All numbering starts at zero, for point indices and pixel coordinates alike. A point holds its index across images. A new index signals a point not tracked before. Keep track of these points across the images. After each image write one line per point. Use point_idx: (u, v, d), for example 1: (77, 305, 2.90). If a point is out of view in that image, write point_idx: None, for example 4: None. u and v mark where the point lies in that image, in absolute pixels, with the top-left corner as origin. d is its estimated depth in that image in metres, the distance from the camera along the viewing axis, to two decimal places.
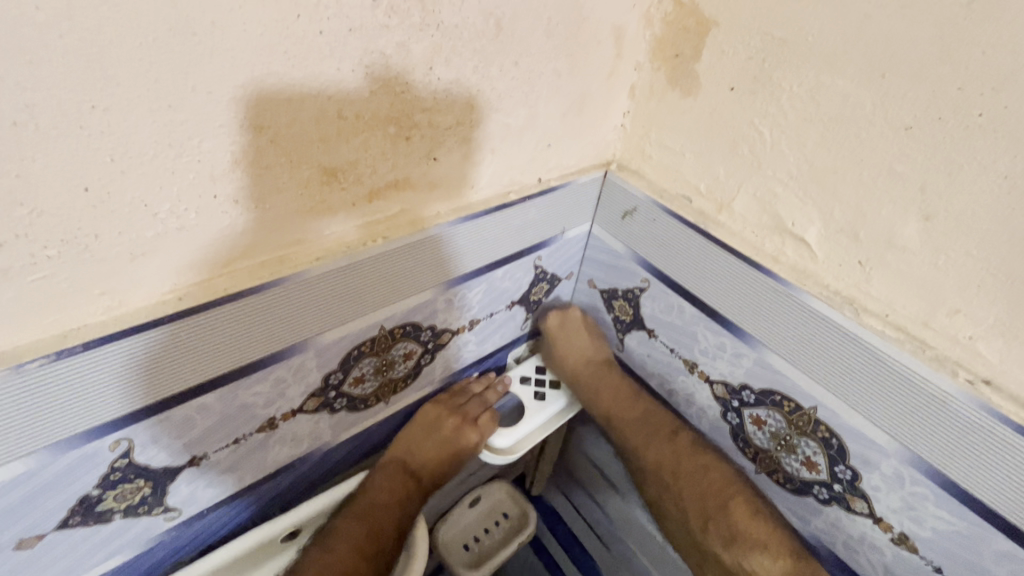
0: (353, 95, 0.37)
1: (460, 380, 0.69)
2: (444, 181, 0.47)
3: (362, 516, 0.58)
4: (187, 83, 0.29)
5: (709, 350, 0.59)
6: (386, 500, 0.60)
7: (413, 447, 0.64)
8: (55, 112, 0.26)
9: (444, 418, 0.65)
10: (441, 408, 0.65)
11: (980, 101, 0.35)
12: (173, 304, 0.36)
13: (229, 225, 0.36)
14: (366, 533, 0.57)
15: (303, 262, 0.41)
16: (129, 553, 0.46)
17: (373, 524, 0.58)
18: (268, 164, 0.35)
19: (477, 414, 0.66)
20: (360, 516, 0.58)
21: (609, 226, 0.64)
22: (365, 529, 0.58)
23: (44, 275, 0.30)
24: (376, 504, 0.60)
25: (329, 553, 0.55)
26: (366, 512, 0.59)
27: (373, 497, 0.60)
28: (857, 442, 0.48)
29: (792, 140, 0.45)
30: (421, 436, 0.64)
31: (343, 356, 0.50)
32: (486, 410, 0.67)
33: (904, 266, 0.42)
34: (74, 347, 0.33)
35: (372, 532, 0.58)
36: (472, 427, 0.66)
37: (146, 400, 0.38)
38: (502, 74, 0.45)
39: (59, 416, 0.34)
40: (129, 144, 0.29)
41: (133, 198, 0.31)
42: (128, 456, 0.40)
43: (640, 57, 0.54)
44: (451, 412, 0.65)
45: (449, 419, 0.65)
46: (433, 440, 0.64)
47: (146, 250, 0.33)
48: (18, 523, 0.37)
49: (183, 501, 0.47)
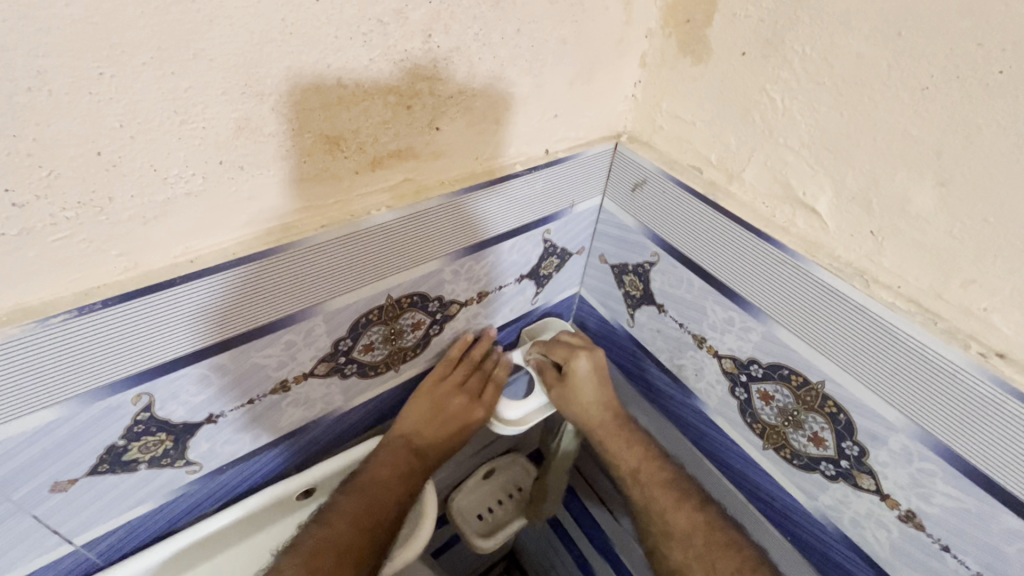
0: (352, 63, 0.37)
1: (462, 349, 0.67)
2: (448, 150, 0.48)
3: (361, 491, 0.57)
4: (189, 50, 0.31)
5: (718, 324, 0.58)
6: (387, 476, 0.59)
7: (420, 426, 0.64)
8: (67, 79, 0.28)
9: (449, 396, 0.65)
10: (448, 386, 0.65)
11: (1000, 58, 0.33)
12: (185, 267, 0.38)
13: (235, 192, 0.38)
14: (363, 508, 0.56)
15: (308, 230, 0.43)
16: (155, 502, 0.50)
17: (373, 500, 0.57)
18: (270, 131, 0.36)
19: (481, 389, 0.67)
20: (360, 491, 0.57)
21: (619, 200, 0.64)
22: (363, 504, 0.56)
23: (64, 235, 0.32)
24: (376, 480, 0.59)
25: (325, 527, 0.54)
26: (365, 488, 0.58)
27: (374, 472, 0.59)
28: (865, 417, 0.47)
29: (804, 105, 0.44)
30: (427, 416, 0.64)
31: (352, 323, 0.51)
32: (490, 385, 0.68)
33: (917, 234, 0.40)
34: (94, 305, 0.35)
35: (370, 507, 0.57)
36: (478, 402, 0.67)
37: (162, 358, 0.40)
38: (504, 42, 0.45)
39: (84, 370, 0.37)
40: (136, 111, 0.31)
41: (143, 163, 0.33)
42: (150, 410, 0.42)
43: (651, 24, 0.53)
44: (458, 392, 0.66)
45: (456, 398, 0.65)
46: (439, 419, 0.65)
47: (158, 214, 0.35)
48: (51, 468, 0.40)
49: (203, 455, 0.50)
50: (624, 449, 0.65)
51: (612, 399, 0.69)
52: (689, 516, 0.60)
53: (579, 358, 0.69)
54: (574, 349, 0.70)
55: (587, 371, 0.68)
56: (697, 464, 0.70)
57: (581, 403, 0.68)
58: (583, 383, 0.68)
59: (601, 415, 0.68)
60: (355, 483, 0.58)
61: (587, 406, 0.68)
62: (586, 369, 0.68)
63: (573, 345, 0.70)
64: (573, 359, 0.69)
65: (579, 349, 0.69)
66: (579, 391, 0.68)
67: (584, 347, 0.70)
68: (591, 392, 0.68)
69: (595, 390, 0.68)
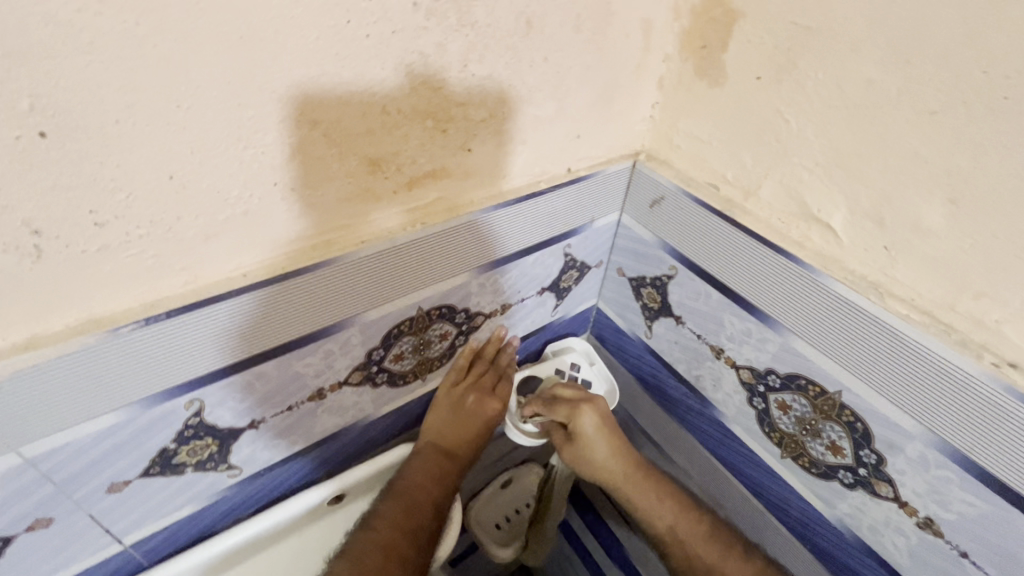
0: (394, 91, 0.40)
1: (476, 346, 0.67)
2: (478, 170, 0.51)
3: (398, 496, 0.60)
4: (254, 83, 0.34)
5: (735, 335, 0.60)
6: (421, 481, 0.62)
7: (443, 429, 0.65)
8: (148, 112, 0.31)
9: (462, 394, 0.66)
10: (460, 385, 0.66)
11: (1004, 84, 0.35)
12: (238, 280, 0.41)
13: (287, 211, 0.41)
14: (402, 510, 0.59)
15: (349, 246, 0.45)
16: (197, 504, 0.52)
17: (411, 502, 0.60)
18: (320, 154, 0.39)
19: (492, 384, 0.68)
20: (397, 497, 0.60)
21: (637, 215, 0.66)
22: (401, 507, 0.59)
23: (136, 251, 0.35)
24: (411, 486, 0.61)
25: (371, 531, 0.56)
26: (402, 493, 0.60)
27: (409, 478, 0.62)
28: (881, 426, 0.48)
29: (817, 126, 0.46)
30: (447, 418, 0.66)
31: (385, 334, 0.54)
32: (501, 379, 0.68)
33: (929, 249, 0.42)
34: (159, 315, 0.38)
35: (409, 508, 0.59)
36: (492, 396, 0.67)
37: (213, 366, 0.43)
38: (532, 69, 0.47)
39: (145, 377, 0.39)
40: (206, 139, 0.34)
41: (208, 184, 0.36)
42: (199, 415, 0.45)
43: (668, 49, 0.56)
44: (469, 389, 0.66)
45: (468, 396, 0.66)
46: (458, 418, 0.66)
47: (217, 232, 0.38)
48: (109, 470, 0.42)
49: (243, 460, 0.52)
50: (654, 501, 0.66)
51: (616, 440, 0.69)
52: (739, 567, 0.60)
53: (583, 415, 0.68)
54: (574, 408, 0.68)
55: (593, 428, 0.68)
56: (716, 474, 0.71)
57: (597, 458, 0.69)
58: (596, 440, 0.68)
59: (619, 466, 0.68)
60: (392, 490, 0.61)
61: (602, 462, 0.69)
62: (592, 427, 0.68)
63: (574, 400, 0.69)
64: (578, 418, 0.68)
65: (581, 405, 0.68)
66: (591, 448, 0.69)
67: (584, 402, 0.69)
68: (603, 444, 0.69)
69: (609, 440, 0.69)
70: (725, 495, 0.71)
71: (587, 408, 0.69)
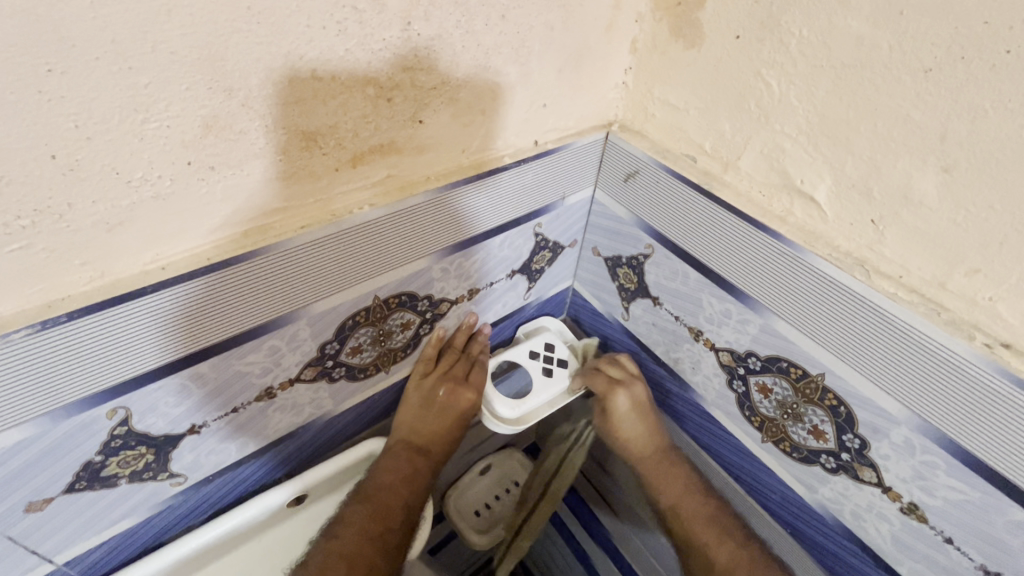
0: (326, 53, 0.35)
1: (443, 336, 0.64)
2: (433, 144, 0.46)
3: (364, 498, 0.57)
4: (146, 43, 0.28)
5: (715, 316, 0.57)
6: (390, 481, 0.58)
7: (416, 423, 0.62)
8: (11, 77, 0.26)
9: (434, 385, 0.63)
10: (430, 378, 0.63)
11: (1008, 35, 0.32)
12: (156, 274, 0.36)
13: (207, 194, 0.36)
14: (369, 514, 0.56)
15: (287, 232, 0.41)
16: (139, 516, 0.48)
17: (378, 505, 0.57)
18: (242, 128, 0.34)
19: (466, 372, 0.64)
20: (364, 498, 0.57)
21: (612, 191, 0.62)
22: (368, 510, 0.56)
23: (21, 245, 0.30)
24: (380, 485, 0.58)
25: (334, 539, 0.53)
26: (370, 494, 0.57)
27: (377, 478, 0.58)
28: (866, 410, 0.46)
29: (801, 89, 0.42)
30: (418, 412, 0.63)
31: (338, 326, 0.50)
32: (474, 367, 0.65)
33: (921, 222, 0.39)
34: (59, 318, 0.33)
35: (377, 513, 0.56)
36: (466, 385, 0.64)
37: (134, 371, 0.38)
38: (488, 28, 0.42)
39: (51, 386, 0.35)
40: (92, 110, 0.29)
41: (103, 165, 0.30)
42: (127, 424, 0.41)
43: (641, 7, 0.51)
44: (440, 380, 0.63)
45: (439, 387, 0.63)
46: (430, 411, 0.63)
47: (122, 220, 0.33)
48: (24, 488, 0.38)
49: (188, 466, 0.48)
50: (667, 481, 0.67)
51: (658, 429, 0.69)
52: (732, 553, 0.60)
53: (618, 395, 0.68)
54: (615, 388, 0.68)
55: (627, 408, 0.67)
56: (698, 457, 0.69)
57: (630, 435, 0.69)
58: (627, 418, 0.68)
59: (653, 445, 0.68)
60: (357, 493, 0.57)
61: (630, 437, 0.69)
62: (626, 406, 0.67)
63: (614, 380, 0.68)
64: (612, 398, 0.67)
65: (618, 386, 0.67)
66: (620, 422, 0.69)
67: (622, 382, 0.68)
68: (632, 424, 0.69)
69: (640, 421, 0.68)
70: (705, 479, 0.69)
71: (622, 390, 0.68)
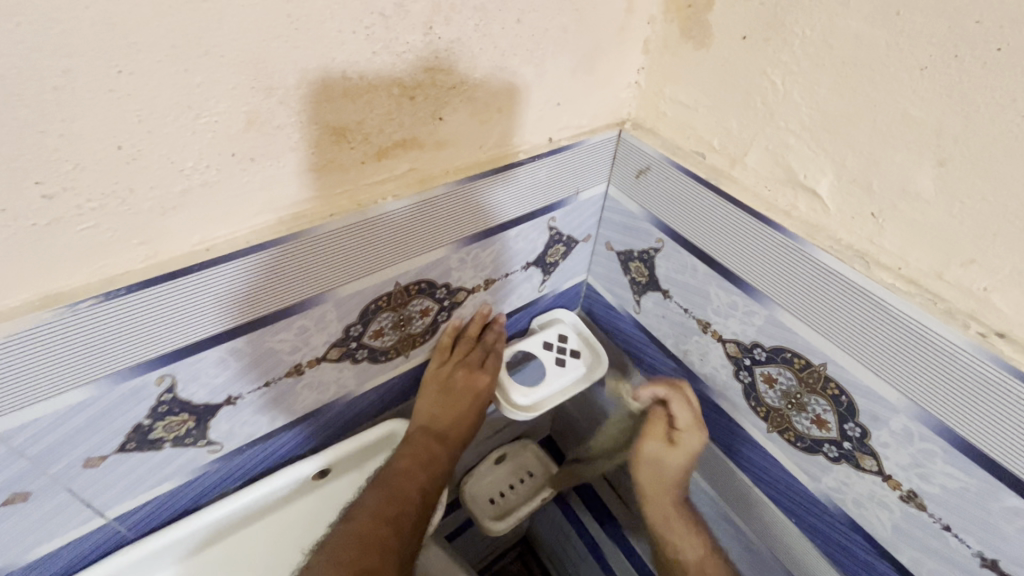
0: (356, 55, 0.39)
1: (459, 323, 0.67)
2: (452, 140, 0.49)
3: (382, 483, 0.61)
4: (200, 47, 0.32)
5: (722, 308, 0.58)
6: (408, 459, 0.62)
7: (433, 410, 0.66)
8: (88, 77, 0.30)
9: (450, 371, 0.66)
10: (447, 363, 0.66)
11: (998, 34, 0.33)
12: (201, 255, 0.40)
13: (248, 182, 0.39)
14: (385, 499, 0.60)
15: (317, 219, 0.44)
16: (179, 479, 0.52)
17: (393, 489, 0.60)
18: (279, 124, 0.38)
19: (481, 359, 0.67)
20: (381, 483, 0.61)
21: (625, 186, 0.64)
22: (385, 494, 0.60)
23: (89, 224, 0.35)
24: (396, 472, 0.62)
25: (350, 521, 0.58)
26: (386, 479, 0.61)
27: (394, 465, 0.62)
28: (866, 398, 0.47)
29: (804, 87, 0.44)
30: (434, 397, 0.66)
31: (362, 309, 0.53)
32: (490, 353, 0.68)
33: (918, 214, 0.40)
34: (119, 290, 0.37)
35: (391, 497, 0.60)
36: (483, 370, 0.67)
37: (180, 343, 0.42)
38: (505, 31, 0.45)
39: (111, 351, 0.39)
40: (152, 107, 0.33)
41: (160, 155, 0.35)
42: (173, 391, 0.45)
43: (653, 10, 0.53)
44: (457, 366, 0.66)
45: (455, 373, 0.66)
46: (447, 398, 0.66)
47: (174, 205, 0.37)
48: (83, 445, 0.43)
49: (224, 436, 0.52)
50: (688, 543, 0.75)
51: (683, 476, 0.74)
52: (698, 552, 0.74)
53: (682, 420, 0.68)
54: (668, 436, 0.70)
55: (694, 449, 0.69)
56: (704, 450, 0.70)
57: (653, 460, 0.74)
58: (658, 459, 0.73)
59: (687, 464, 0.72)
60: None
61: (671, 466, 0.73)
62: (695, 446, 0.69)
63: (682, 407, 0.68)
64: (684, 434, 0.68)
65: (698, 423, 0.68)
66: (662, 459, 0.73)
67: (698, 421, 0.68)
68: (682, 459, 0.71)
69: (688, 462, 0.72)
70: (712, 470, 0.71)
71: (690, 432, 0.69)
